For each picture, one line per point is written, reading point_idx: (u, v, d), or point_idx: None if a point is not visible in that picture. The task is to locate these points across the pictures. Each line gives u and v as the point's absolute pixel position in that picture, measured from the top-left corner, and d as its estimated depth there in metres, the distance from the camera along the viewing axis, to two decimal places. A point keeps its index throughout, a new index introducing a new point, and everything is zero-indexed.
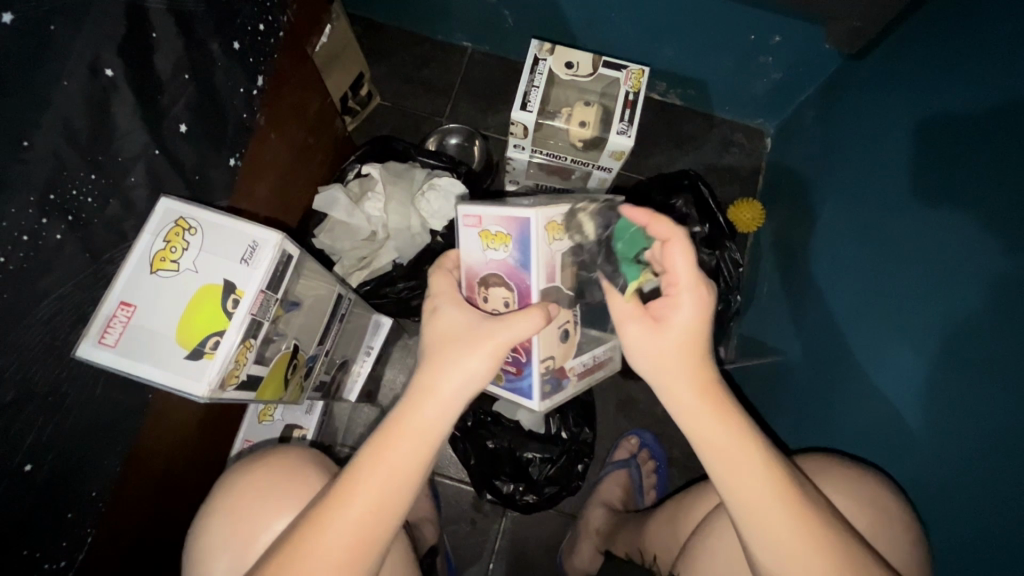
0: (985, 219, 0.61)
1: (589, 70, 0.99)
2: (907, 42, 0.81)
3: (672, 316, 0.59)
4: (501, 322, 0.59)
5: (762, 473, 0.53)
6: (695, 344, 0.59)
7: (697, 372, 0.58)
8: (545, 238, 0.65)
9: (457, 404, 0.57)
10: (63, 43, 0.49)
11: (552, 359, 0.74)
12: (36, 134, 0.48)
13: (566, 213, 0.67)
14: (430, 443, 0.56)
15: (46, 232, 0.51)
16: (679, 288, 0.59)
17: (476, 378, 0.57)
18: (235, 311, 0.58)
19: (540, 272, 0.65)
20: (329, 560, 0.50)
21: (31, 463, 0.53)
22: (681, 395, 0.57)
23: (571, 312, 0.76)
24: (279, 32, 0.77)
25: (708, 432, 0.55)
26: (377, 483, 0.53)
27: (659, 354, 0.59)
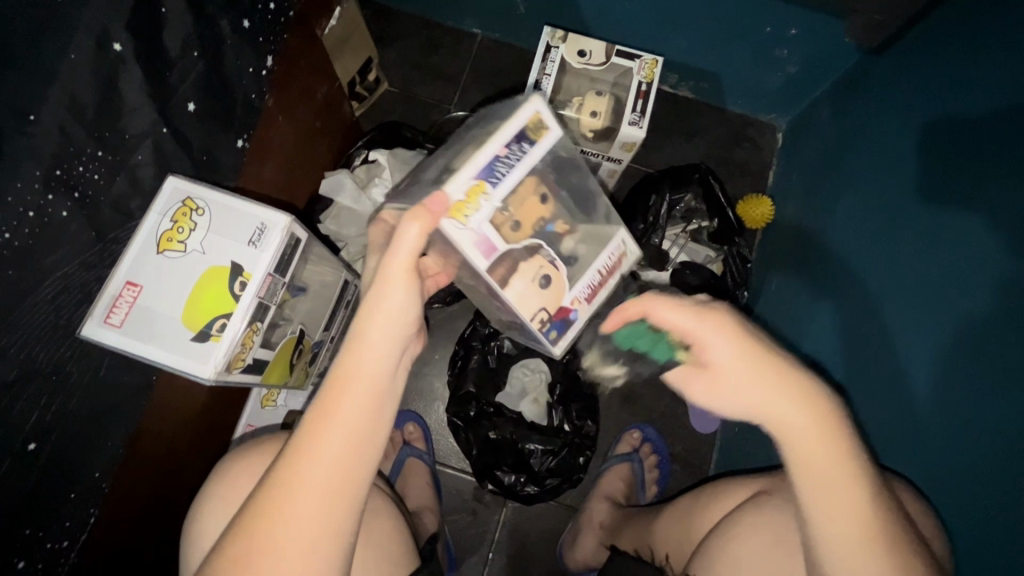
0: (993, 218, 0.60)
1: (601, 59, 0.97)
2: (925, 36, 0.79)
3: (710, 357, 0.55)
4: (390, 248, 0.53)
5: (862, 499, 0.50)
6: (755, 357, 0.53)
7: (768, 381, 0.52)
8: (457, 223, 0.55)
9: (393, 338, 0.53)
10: (71, 15, 0.48)
11: (546, 308, 0.63)
12: (43, 108, 0.47)
13: (469, 180, 0.55)
14: (381, 383, 0.52)
15: (52, 209, 0.50)
16: (692, 329, 0.56)
17: (403, 314, 0.53)
18: (242, 294, 0.57)
19: (475, 254, 0.56)
20: (298, 523, 0.48)
21: (35, 442, 0.52)
22: (781, 424, 0.52)
23: (545, 251, 0.62)
24: (289, 12, 0.75)
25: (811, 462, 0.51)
26: (331, 440, 0.49)
27: (734, 395, 0.54)
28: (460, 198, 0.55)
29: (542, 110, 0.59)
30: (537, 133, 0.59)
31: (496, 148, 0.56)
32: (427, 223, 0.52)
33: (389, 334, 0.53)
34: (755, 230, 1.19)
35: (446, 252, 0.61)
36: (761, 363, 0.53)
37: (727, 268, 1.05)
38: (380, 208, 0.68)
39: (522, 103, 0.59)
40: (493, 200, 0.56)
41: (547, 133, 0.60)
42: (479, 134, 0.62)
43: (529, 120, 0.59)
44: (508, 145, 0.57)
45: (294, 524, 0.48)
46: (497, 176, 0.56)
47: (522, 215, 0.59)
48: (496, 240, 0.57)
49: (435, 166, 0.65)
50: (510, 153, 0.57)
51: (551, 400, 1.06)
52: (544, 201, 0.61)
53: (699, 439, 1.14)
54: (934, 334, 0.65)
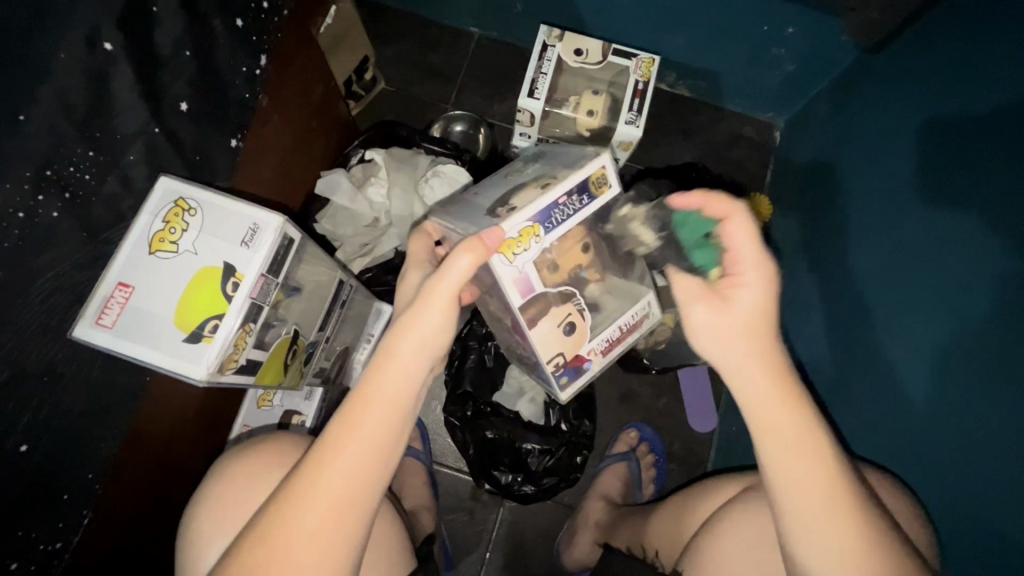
0: (992, 218, 0.60)
1: (598, 58, 0.97)
2: (922, 34, 0.79)
3: (737, 293, 0.56)
4: (437, 274, 0.53)
5: (826, 466, 0.50)
6: (764, 324, 0.55)
7: (761, 354, 0.54)
8: (504, 260, 0.56)
9: (420, 359, 0.53)
10: (59, 15, 0.48)
11: (564, 354, 0.66)
12: (32, 108, 0.47)
13: (525, 221, 0.56)
14: (404, 402, 0.53)
15: (41, 209, 0.49)
16: (742, 263, 0.56)
17: (431, 336, 0.53)
18: (235, 294, 0.57)
19: (512, 291, 0.58)
20: (308, 538, 0.48)
21: (25, 444, 0.52)
22: (747, 378, 0.54)
23: (575, 301, 0.65)
24: (283, 10, 0.74)
25: (761, 416, 0.52)
26: (353, 451, 0.50)
27: (719, 335, 0.56)
28: (513, 236, 0.56)
29: (608, 167, 0.60)
30: (600, 188, 0.61)
31: (560, 195, 0.58)
32: (477, 257, 0.52)
33: (418, 352, 0.53)
34: None
35: (485, 281, 0.63)
36: (761, 338, 0.55)
37: None
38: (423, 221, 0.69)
39: (594, 155, 0.60)
40: (542, 243, 0.58)
41: (608, 189, 0.61)
42: (540, 174, 0.63)
43: (594, 174, 0.60)
44: (573, 194, 0.59)
45: (302, 537, 0.47)
46: (552, 223, 0.58)
47: (562, 259, 0.63)
48: (535, 283, 0.59)
49: (489, 193, 0.66)
50: (569, 201, 0.59)
51: (549, 400, 1.06)
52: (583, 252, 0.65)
53: (696, 438, 1.14)
54: (930, 333, 0.65)
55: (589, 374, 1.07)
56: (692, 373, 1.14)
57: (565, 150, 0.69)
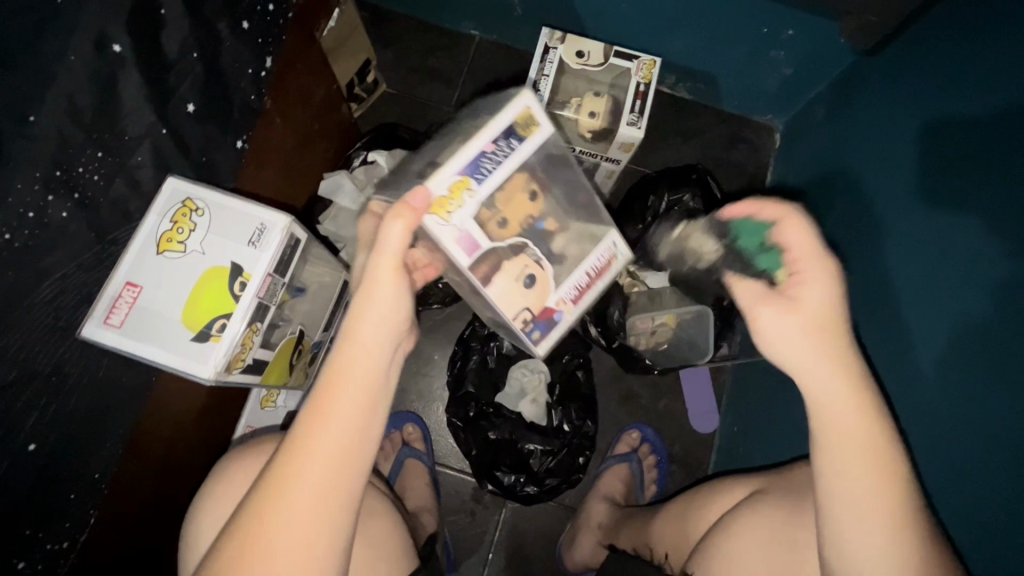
0: (990, 220, 0.61)
1: (599, 60, 0.98)
2: (920, 37, 0.80)
3: (801, 293, 0.55)
4: (376, 249, 0.54)
5: (889, 459, 0.50)
6: (834, 321, 0.54)
7: (830, 351, 0.53)
8: (439, 220, 0.55)
9: (385, 338, 0.54)
10: (69, 17, 0.48)
11: (530, 307, 0.63)
12: (42, 110, 0.47)
13: (452, 176, 0.55)
14: (374, 382, 0.53)
15: (51, 210, 0.50)
16: (801, 262, 0.56)
17: (394, 315, 0.54)
18: (242, 294, 0.58)
19: (457, 252, 0.56)
20: (298, 522, 0.48)
21: (34, 443, 0.53)
22: (822, 377, 0.52)
23: (529, 250, 0.62)
24: (287, 13, 0.75)
25: (837, 418, 0.51)
26: (326, 438, 0.49)
27: (797, 335, 0.54)
28: (443, 194, 0.55)
29: (533, 107, 0.60)
30: (527, 128, 0.59)
31: (486, 143, 0.57)
32: (408, 219, 0.52)
33: (381, 334, 0.54)
34: None
35: (433, 249, 0.61)
36: (835, 334, 0.53)
37: None
38: (369, 202, 0.68)
39: (513, 98, 0.60)
40: (478, 197, 0.57)
41: (538, 128, 0.60)
42: (469, 129, 0.63)
43: (519, 115, 0.59)
44: (498, 141, 0.57)
45: (290, 523, 0.48)
46: (484, 173, 0.57)
47: (508, 210, 0.60)
48: (479, 238, 0.57)
49: (423, 159, 0.65)
50: (498, 148, 0.57)
51: (551, 402, 1.06)
52: (532, 200, 0.62)
53: (697, 439, 1.14)
54: (932, 332, 0.65)
55: (590, 376, 1.08)
56: (693, 373, 1.14)
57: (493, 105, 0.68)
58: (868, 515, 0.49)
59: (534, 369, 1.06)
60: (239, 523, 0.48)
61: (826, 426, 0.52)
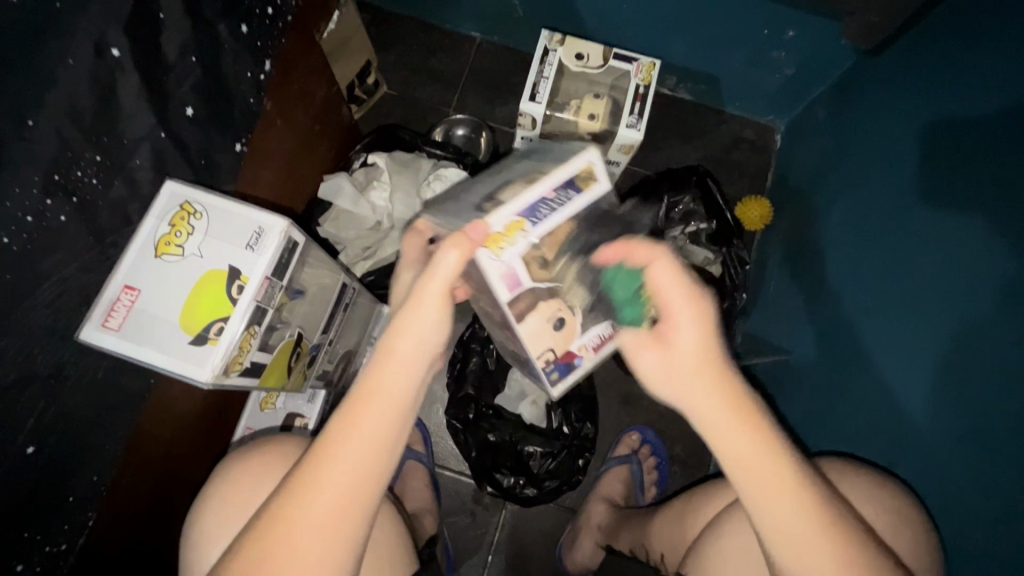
0: (991, 222, 0.60)
1: (599, 62, 0.98)
2: (922, 38, 0.80)
3: (675, 335, 0.55)
4: (429, 269, 0.53)
5: (799, 493, 0.50)
6: (711, 360, 0.54)
7: (715, 389, 0.53)
8: (491, 254, 0.54)
9: (421, 356, 0.53)
10: (68, 21, 0.48)
11: (554, 349, 0.66)
12: (41, 114, 0.47)
13: (510, 216, 0.55)
14: (405, 399, 0.52)
15: (49, 213, 0.50)
16: (675, 307, 0.55)
17: (433, 333, 0.53)
18: (240, 297, 0.58)
19: (500, 289, 0.56)
20: (315, 528, 0.48)
21: (32, 445, 0.53)
22: (707, 415, 0.53)
23: (564, 295, 0.64)
24: (287, 16, 0.75)
25: (734, 457, 0.51)
26: (352, 451, 0.50)
27: (666, 378, 0.56)
28: (499, 230, 0.55)
29: (596, 163, 0.60)
30: (587, 182, 0.59)
31: (547, 189, 0.57)
32: (464, 251, 0.52)
33: (420, 352, 0.53)
34: (753, 232, 1.19)
35: (476, 281, 0.61)
36: (715, 371, 0.54)
37: (724, 269, 1.05)
38: (414, 224, 0.69)
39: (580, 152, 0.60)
40: (531, 238, 0.56)
41: (597, 183, 0.60)
42: (529, 171, 0.63)
43: (582, 169, 0.59)
44: (558, 189, 0.57)
45: (306, 531, 0.48)
46: (540, 215, 0.56)
47: (553, 254, 0.60)
48: (524, 278, 0.56)
49: (478, 192, 0.66)
50: (557, 197, 0.57)
51: (550, 403, 1.06)
52: (576, 247, 0.63)
53: (697, 441, 1.14)
54: (932, 335, 0.65)
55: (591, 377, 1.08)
56: None
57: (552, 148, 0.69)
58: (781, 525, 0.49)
59: None
60: (259, 528, 0.48)
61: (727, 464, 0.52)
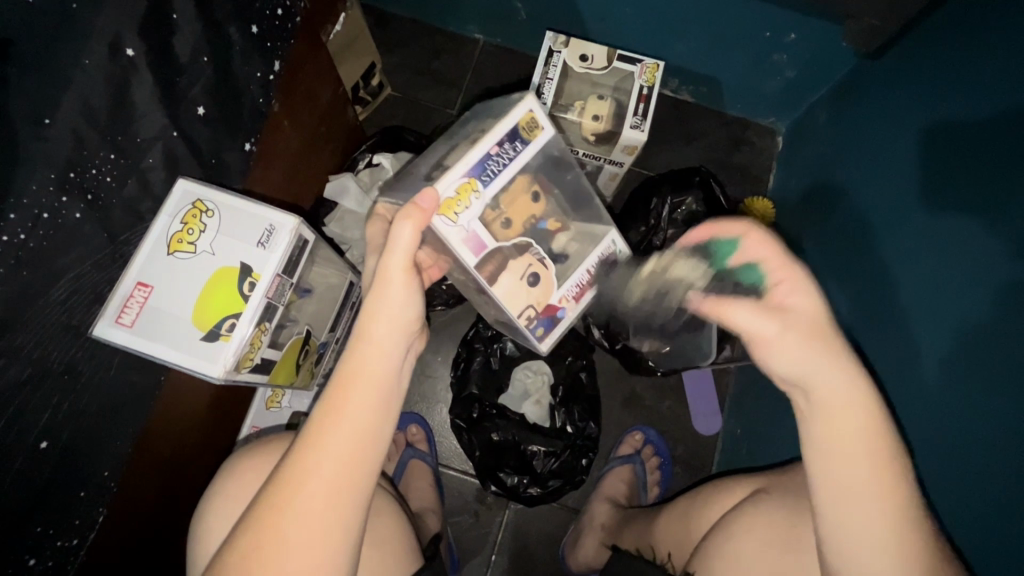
0: (994, 222, 0.61)
1: (603, 64, 0.98)
2: (923, 40, 0.80)
3: (785, 301, 0.54)
4: (387, 251, 0.55)
5: (896, 485, 0.49)
6: (824, 329, 0.53)
7: (832, 365, 0.51)
8: (446, 220, 0.59)
9: (396, 336, 0.54)
10: (84, 22, 0.49)
11: (535, 305, 0.72)
12: (58, 113, 0.48)
13: (459, 178, 0.59)
14: (385, 381, 0.53)
15: (65, 211, 0.50)
16: (790, 271, 0.55)
17: (406, 312, 0.55)
18: (251, 294, 0.58)
19: (465, 252, 0.61)
20: (305, 515, 0.48)
21: (46, 440, 0.53)
22: (827, 391, 0.51)
23: (534, 252, 0.70)
24: (296, 17, 0.76)
25: (845, 441, 0.50)
26: (337, 434, 0.50)
27: (798, 349, 0.52)
28: (450, 196, 0.59)
29: (535, 111, 0.64)
30: (531, 132, 0.63)
31: (490, 146, 0.61)
32: (416, 220, 0.55)
33: (392, 332, 0.54)
34: None
35: (439, 248, 0.66)
36: (830, 347, 0.52)
37: None
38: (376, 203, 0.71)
39: (517, 103, 0.63)
40: (483, 197, 0.61)
41: (540, 131, 0.64)
42: (476, 133, 0.66)
43: (523, 119, 0.63)
44: (501, 143, 0.61)
45: (298, 518, 0.48)
46: (488, 174, 0.61)
47: (512, 211, 0.66)
48: (485, 238, 0.62)
49: (429, 163, 0.69)
50: (502, 151, 0.62)
51: (554, 402, 1.07)
52: (535, 200, 0.69)
53: (699, 441, 1.15)
54: (936, 333, 0.65)
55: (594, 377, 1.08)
56: (696, 376, 1.15)
57: (495, 106, 0.72)
58: (871, 512, 0.48)
59: (536, 371, 1.09)
60: (252, 518, 0.49)
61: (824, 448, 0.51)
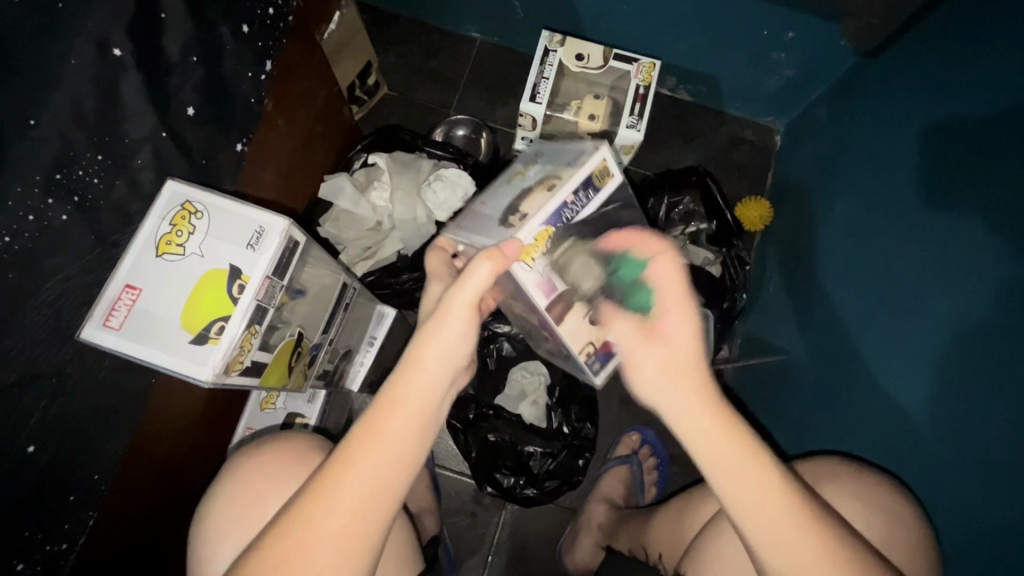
0: (993, 223, 0.60)
1: (599, 62, 0.97)
2: (922, 38, 0.80)
3: (665, 331, 0.56)
4: (458, 281, 0.55)
5: (798, 519, 0.49)
6: (691, 361, 0.54)
7: (695, 398, 0.53)
8: (525, 266, 0.61)
9: (447, 363, 0.54)
10: (70, 21, 0.48)
11: (593, 341, 0.72)
12: (43, 113, 0.48)
13: (537, 226, 0.60)
14: (429, 407, 0.53)
15: (52, 213, 0.50)
16: (665, 301, 0.57)
17: (460, 340, 0.55)
18: (240, 297, 0.58)
19: (537, 294, 0.63)
20: (332, 535, 0.48)
21: (33, 444, 0.53)
22: (691, 430, 0.52)
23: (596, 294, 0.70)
24: (288, 16, 0.75)
25: (733, 482, 0.50)
26: (376, 458, 0.50)
27: (663, 377, 0.54)
28: (530, 243, 0.60)
29: (608, 159, 0.64)
30: (602, 179, 0.64)
31: (567, 195, 0.61)
32: (496, 262, 0.55)
33: (447, 362, 0.54)
34: (753, 233, 1.19)
35: (509, 286, 0.68)
36: (696, 382, 0.53)
37: (725, 270, 1.04)
38: (444, 235, 0.73)
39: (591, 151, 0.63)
40: (557, 243, 0.62)
41: (610, 179, 0.65)
42: (545, 174, 0.66)
43: (597, 168, 0.63)
44: (577, 192, 0.62)
45: (324, 538, 0.48)
46: (563, 223, 0.62)
47: (577, 255, 0.66)
48: (554, 282, 0.64)
49: (497, 201, 0.68)
50: (577, 200, 0.62)
51: (551, 403, 1.06)
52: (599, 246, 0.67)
53: None
54: (934, 335, 0.65)
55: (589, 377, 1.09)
56: None
57: (559, 146, 0.71)
58: (755, 519, 0.50)
59: (532, 371, 1.07)
60: (274, 531, 0.48)
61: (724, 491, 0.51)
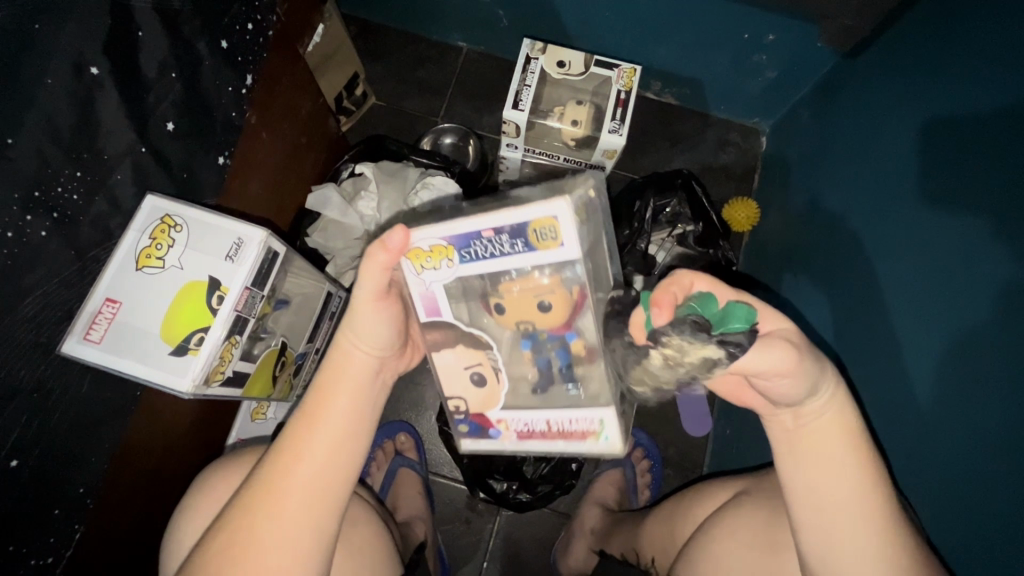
0: (996, 224, 0.57)
1: (580, 69, 0.99)
2: (900, 38, 0.80)
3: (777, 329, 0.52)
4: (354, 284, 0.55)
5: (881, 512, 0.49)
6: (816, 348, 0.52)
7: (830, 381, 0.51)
8: (410, 267, 0.58)
9: (367, 352, 0.57)
10: (46, 41, 0.49)
11: (466, 403, 0.66)
12: (20, 131, 0.49)
13: (438, 238, 0.56)
14: (363, 388, 0.56)
15: (30, 229, 0.51)
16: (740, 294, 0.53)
17: (378, 336, 0.56)
18: (220, 308, 0.59)
19: (416, 305, 0.60)
20: (286, 518, 0.50)
21: (16, 458, 0.53)
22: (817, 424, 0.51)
23: (491, 354, 0.63)
24: (268, 31, 0.76)
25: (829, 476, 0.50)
26: (323, 438, 0.53)
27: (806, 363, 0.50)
28: (424, 247, 0.56)
29: (558, 218, 0.53)
30: (541, 240, 0.54)
31: (484, 227, 0.54)
32: (373, 257, 0.52)
33: (367, 348, 0.57)
34: (740, 234, 1.20)
35: None
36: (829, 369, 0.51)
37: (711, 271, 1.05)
38: None
39: (547, 201, 0.53)
40: (456, 267, 0.57)
41: (555, 242, 0.54)
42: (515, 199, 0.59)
43: (538, 221, 0.53)
44: (506, 231, 0.54)
45: (280, 521, 0.50)
46: (471, 251, 0.56)
47: (508, 301, 0.59)
48: (440, 304, 0.60)
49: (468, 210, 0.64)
50: (497, 240, 0.55)
51: None
52: (543, 311, 0.59)
53: (691, 443, 1.14)
54: (926, 341, 0.63)
55: None
56: None
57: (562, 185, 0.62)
58: (847, 493, 0.49)
59: None
60: (229, 522, 0.51)
61: (811, 482, 0.51)
